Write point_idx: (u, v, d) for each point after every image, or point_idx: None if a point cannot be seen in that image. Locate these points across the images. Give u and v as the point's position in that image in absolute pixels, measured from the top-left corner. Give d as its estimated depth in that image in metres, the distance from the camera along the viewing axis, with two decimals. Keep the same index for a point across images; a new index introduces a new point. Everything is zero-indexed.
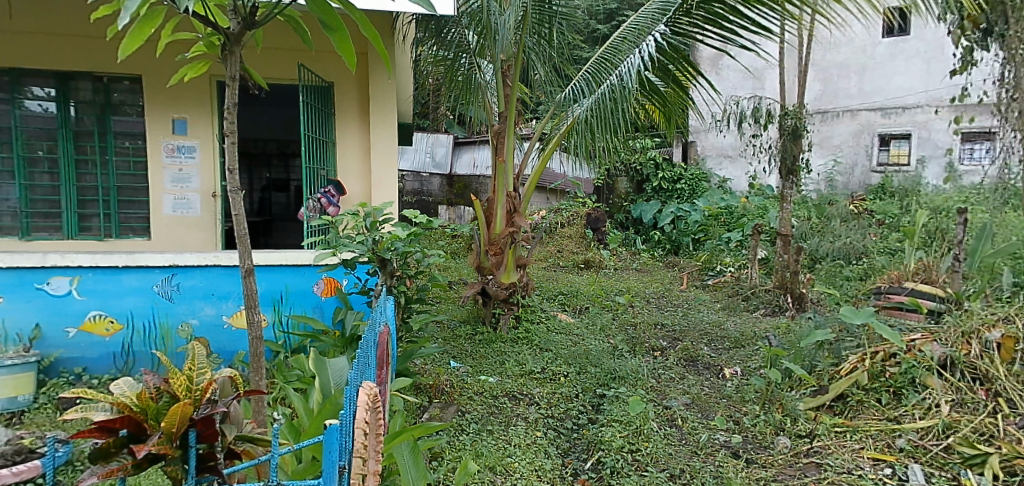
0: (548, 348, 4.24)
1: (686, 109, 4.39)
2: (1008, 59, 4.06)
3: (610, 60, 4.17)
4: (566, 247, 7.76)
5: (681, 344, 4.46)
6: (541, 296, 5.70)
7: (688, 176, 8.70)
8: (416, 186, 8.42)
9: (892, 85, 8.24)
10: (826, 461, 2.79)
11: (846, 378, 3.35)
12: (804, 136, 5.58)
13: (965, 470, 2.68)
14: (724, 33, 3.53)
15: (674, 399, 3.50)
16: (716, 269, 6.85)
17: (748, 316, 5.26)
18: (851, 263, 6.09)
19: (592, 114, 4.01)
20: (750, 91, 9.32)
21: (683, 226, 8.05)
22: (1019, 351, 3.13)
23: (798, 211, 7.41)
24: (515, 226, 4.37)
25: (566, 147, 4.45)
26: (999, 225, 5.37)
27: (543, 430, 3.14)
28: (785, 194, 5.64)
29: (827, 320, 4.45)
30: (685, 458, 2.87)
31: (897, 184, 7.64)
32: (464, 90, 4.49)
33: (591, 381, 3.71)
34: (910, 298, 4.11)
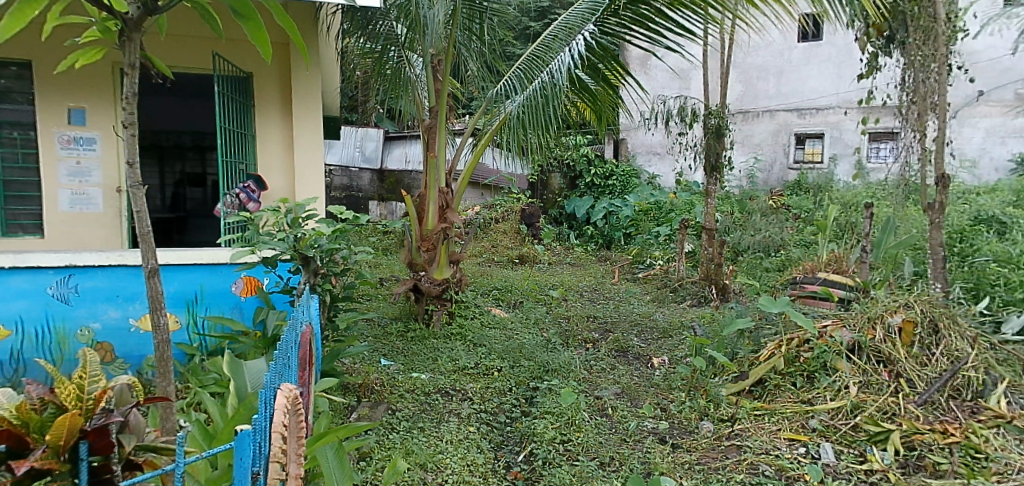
0: (481, 343, 4.24)
1: (616, 107, 4.47)
2: (908, 64, 4.38)
3: (541, 57, 4.22)
4: (501, 242, 7.77)
5: (613, 335, 4.57)
6: (476, 291, 5.70)
7: (619, 172, 8.88)
8: (345, 181, 8.24)
9: (807, 87, 8.73)
10: (746, 443, 2.93)
11: (765, 364, 3.53)
12: (726, 134, 5.82)
13: (870, 447, 2.89)
14: (651, 35, 3.59)
15: (605, 389, 3.59)
16: (646, 262, 7.06)
17: (676, 307, 5.45)
18: (770, 255, 6.41)
19: (524, 111, 4.04)
20: (677, 91, 9.64)
21: (615, 221, 8.25)
22: (917, 335, 3.41)
23: (722, 206, 7.73)
24: (447, 222, 4.34)
25: (497, 143, 4.51)
26: (902, 219, 5.79)
27: (476, 425, 3.14)
28: (710, 190, 5.87)
29: (749, 310, 4.67)
30: (614, 446, 2.94)
31: (812, 181, 8.10)
32: (393, 83, 4.42)
33: (525, 375, 3.74)
34: (824, 288, 4.36)
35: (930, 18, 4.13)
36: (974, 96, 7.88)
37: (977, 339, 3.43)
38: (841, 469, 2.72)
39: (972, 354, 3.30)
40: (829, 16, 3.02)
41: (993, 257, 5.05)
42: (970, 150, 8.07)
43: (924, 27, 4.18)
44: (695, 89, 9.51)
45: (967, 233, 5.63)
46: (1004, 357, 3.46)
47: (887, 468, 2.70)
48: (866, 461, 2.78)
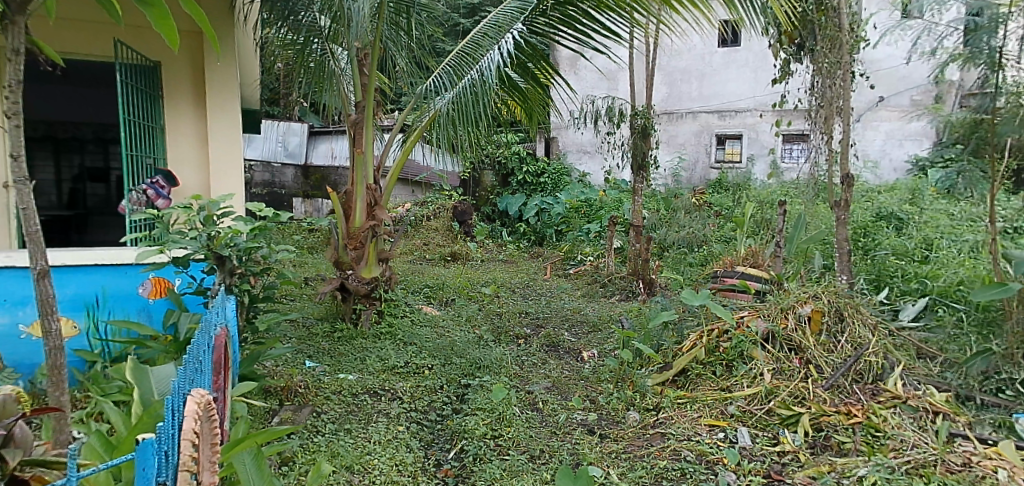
0: (412, 341, 4.19)
1: (545, 106, 4.52)
2: (817, 70, 4.66)
3: (471, 55, 4.23)
4: (432, 240, 7.71)
5: (544, 331, 4.63)
6: (406, 289, 5.64)
7: (551, 170, 9.01)
8: (267, 177, 7.95)
9: (726, 90, 9.12)
10: (668, 431, 3.05)
11: (687, 355, 3.68)
12: (652, 134, 6.00)
13: (782, 429, 3.07)
14: (578, 35, 3.64)
15: (535, 384, 3.64)
16: (577, 259, 7.19)
17: (605, 301, 5.58)
18: (694, 250, 6.67)
19: (454, 108, 4.03)
20: (605, 91, 9.86)
21: (547, 218, 8.36)
22: (825, 323, 3.64)
23: (649, 203, 7.98)
24: (375, 219, 4.27)
25: (428, 139, 4.44)
26: (813, 215, 6.17)
27: (406, 425, 3.10)
28: (637, 188, 6.05)
29: (673, 303, 4.85)
30: (544, 439, 2.98)
31: (732, 179, 8.48)
32: (317, 77, 4.30)
33: (455, 372, 3.73)
34: (742, 281, 4.58)
35: (836, 27, 4.42)
36: (875, 102, 8.49)
37: (877, 326, 3.70)
38: (756, 452, 2.87)
39: (872, 340, 3.56)
40: (744, 23, 3.17)
41: (892, 251, 5.46)
42: (873, 152, 8.68)
43: (831, 36, 4.47)
44: (623, 90, 9.74)
45: (869, 229, 6.05)
46: (901, 342, 3.76)
47: (798, 448, 2.88)
48: (779, 443, 2.95)
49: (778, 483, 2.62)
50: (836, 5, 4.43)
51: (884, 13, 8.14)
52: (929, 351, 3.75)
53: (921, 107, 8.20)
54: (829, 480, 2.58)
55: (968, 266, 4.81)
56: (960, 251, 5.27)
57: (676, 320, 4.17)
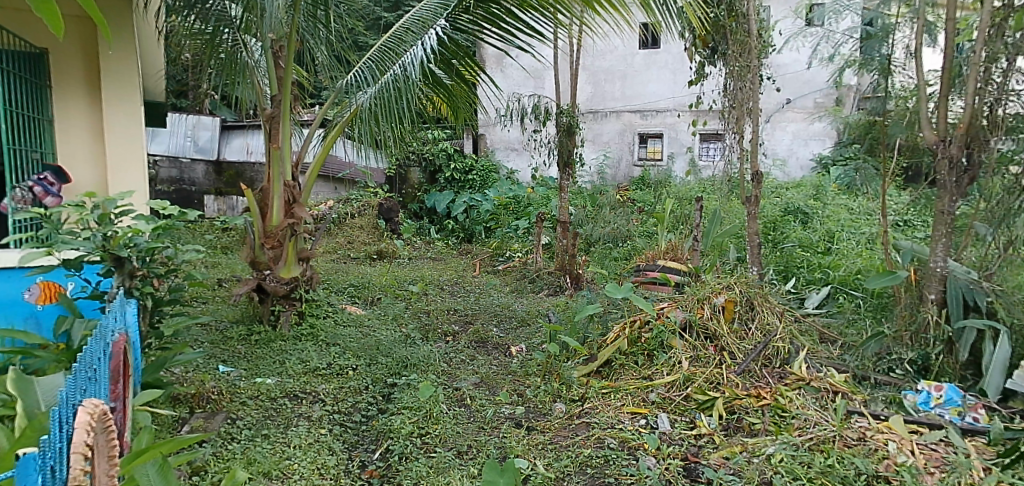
0: (335, 342, 4.09)
1: (471, 103, 4.52)
2: (729, 73, 4.90)
3: (393, 49, 4.16)
4: (356, 238, 7.54)
5: (472, 327, 4.64)
6: (329, 289, 5.49)
7: (479, 167, 9.12)
8: (174, 174, 7.53)
9: (648, 91, 9.44)
10: (593, 420, 3.13)
11: (611, 346, 3.80)
12: (577, 132, 6.13)
13: (699, 413, 3.21)
14: (502, 34, 3.65)
15: (463, 380, 3.64)
16: (506, 255, 7.25)
17: (534, 296, 5.64)
18: (618, 245, 6.86)
19: (376, 103, 3.95)
20: (531, 90, 9.98)
21: (475, 215, 8.36)
22: (737, 312, 3.84)
23: (575, 200, 8.14)
24: (294, 217, 4.14)
25: (349, 134, 4.34)
26: (728, 211, 6.48)
27: (328, 427, 3.03)
28: (564, 184, 6.16)
29: (598, 297, 4.98)
30: (472, 434, 2.99)
31: (654, 176, 8.78)
32: (228, 69, 4.10)
33: (381, 372, 3.68)
34: (663, 273, 4.76)
35: (746, 33, 4.67)
36: (783, 104, 9.02)
37: (784, 313, 3.94)
38: (675, 436, 3.00)
39: (780, 327, 3.79)
40: (662, 27, 3.28)
41: (799, 243, 5.82)
42: (781, 151, 9.22)
43: (741, 41, 4.71)
44: (548, 88, 9.93)
45: (778, 223, 6.43)
46: (805, 328, 4.01)
47: (713, 431, 3.02)
48: (695, 426, 3.09)
49: (694, 465, 2.75)
50: (745, 12, 4.68)
51: (789, 20, 8.65)
52: (831, 336, 4.03)
53: (822, 109, 8.78)
54: (741, 459, 2.72)
55: (864, 256, 5.20)
56: (858, 243, 5.69)
57: (601, 312, 4.30)
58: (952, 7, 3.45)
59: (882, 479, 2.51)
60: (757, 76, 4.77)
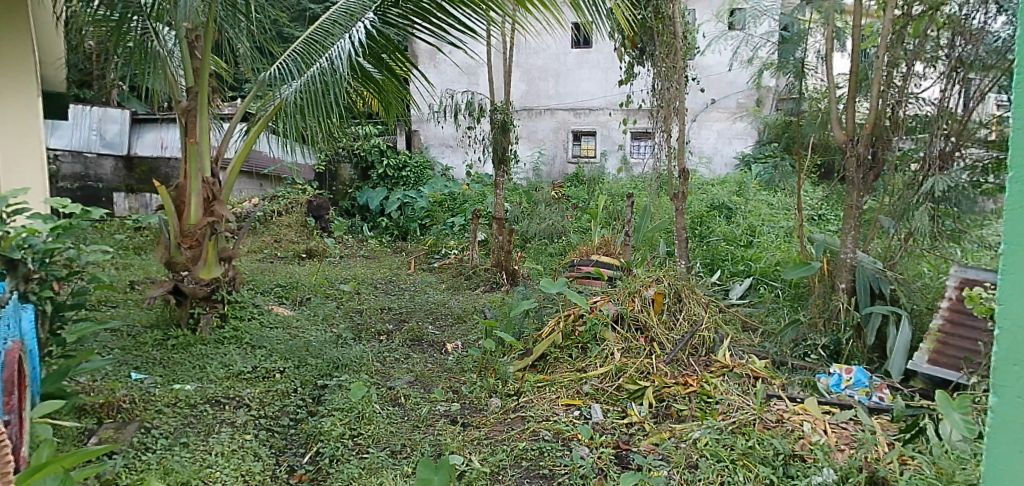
0: (260, 345, 3.94)
1: (402, 99, 4.46)
2: (656, 73, 5.05)
3: (320, 42, 4.04)
4: (284, 236, 7.29)
5: (407, 325, 4.59)
6: (255, 290, 5.29)
7: (413, 163, 9.01)
8: (78, 170, 7.10)
9: (580, 89, 9.61)
10: (529, 414, 3.16)
11: (546, 340, 3.86)
12: (511, 129, 6.18)
13: (630, 403, 3.30)
14: (433, 29, 3.62)
15: (397, 379, 3.60)
16: (441, 252, 7.21)
17: (470, 293, 5.64)
18: (553, 241, 6.95)
19: (302, 97, 3.81)
20: (464, 86, 9.94)
21: (410, 212, 8.28)
22: (666, 304, 3.98)
23: (510, 197, 8.19)
24: (214, 215, 3.96)
25: (273, 129, 4.18)
26: (658, 207, 6.69)
27: (254, 433, 2.92)
28: (499, 181, 6.18)
29: (533, 293, 5.03)
30: (406, 433, 2.96)
31: (587, 174, 8.95)
32: (137, 58, 3.87)
33: (310, 374, 3.58)
34: (596, 268, 4.86)
35: (672, 35, 4.83)
36: (708, 104, 9.37)
37: (709, 304, 4.12)
38: (608, 425, 3.07)
39: (705, 317, 3.94)
40: (592, 28, 3.34)
41: (723, 237, 6.08)
42: (707, 149, 9.62)
43: (667, 43, 4.87)
44: (483, 86, 9.94)
45: (704, 218, 6.69)
46: (729, 317, 4.21)
47: (643, 419, 3.12)
48: (627, 415, 3.18)
49: (626, 452, 2.83)
50: (671, 14, 4.82)
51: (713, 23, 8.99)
52: (752, 324, 4.25)
53: (744, 109, 9.19)
54: (669, 445, 2.81)
55: (783, 248, 5.48)
56: (777, 236, 5.99)
57: (536, 307, 4.36)
58: (858, 14, 3.68)
59: (799, 458, 2.64)
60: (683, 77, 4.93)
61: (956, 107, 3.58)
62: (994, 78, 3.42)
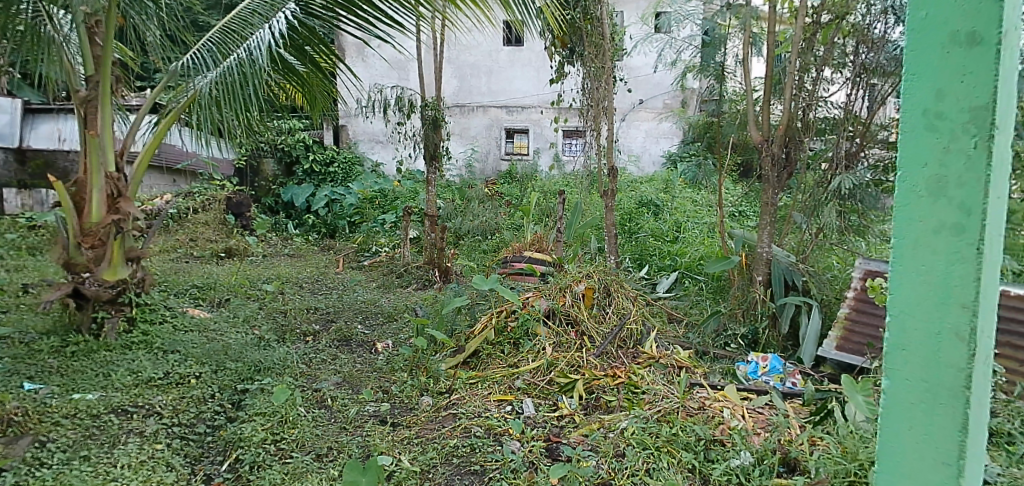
0: (174, 349, 3.74)
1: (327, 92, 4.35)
2: (586, 73, 5.14)
3: (237, 32, 3.86)
4: (202, 235, 6.93)
5: (334, 325, 4.47)
6: (168, 291, 5.01)
7: (341, 159, 8.78)
8: None
9: (513, 87, 9.66)
10: (460, 411, 3.15)
11: (478, 337, 3.87)
12: (442, 125, 6.13)
13: (561, 395, 3.35)
14: (359, 22, 3.53)
15: (324, 381, 3.51)
16: (372, 250, 7.07)
17: (402, 291, 5.57)
18: (487, 238, 6.96)
19: (217, 88, 3.60)
20: (394, 81, 9.79)
21: (338, 209, 8.08)
22: (596, 298, 4.07)
23: (443, 195, 8.15)
24: (119, 213, 3.73)
25: (186, 122, 3.96)
26: (589, 204, 6.82)
27: (165, 442, 2.77)
28: (430, 178, 6.13)
29: (466, 290, 5.02)
30: (332, 436, 2.89)
31: (520, 171, 9.01)
32: (28, 44, 3.56)
33: (229, 378, 3.43)
34: (529, 265, 4.90)
35: (600, 36, 4.94)
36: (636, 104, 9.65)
37: (636, 298, 4.25)
38: (539, 419, 3.10)
39: (633, 310, 4.06)
40: (522, 27, 3.36)
41: (650, 233, 6.28)
42: (636, 148, 9.87)
43: (596, 44, 4.97)
44: (412, 80, 9.74)
45: (633, 214, 6.87)
46: (656, 310, 4.35)
47: (573, 411, 3.17)
48: (558, 408, 3.23)
49: (556, 444, 2.87)
50: (599, 15, 4.92)
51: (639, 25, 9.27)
52: (677, 316, 4.41)
53: (670, 109, 9.53)
54: (598, 436, 2.87)
55: (706, 243, 5.71)
56: (701, 231, 6.23)
57: (469, 304, 4.36)
58: (772, 21, 3.88)
59: (718, 443, 2.76)
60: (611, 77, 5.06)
61: (860, 109, 3.89)
62: (893, 83, 3.75)
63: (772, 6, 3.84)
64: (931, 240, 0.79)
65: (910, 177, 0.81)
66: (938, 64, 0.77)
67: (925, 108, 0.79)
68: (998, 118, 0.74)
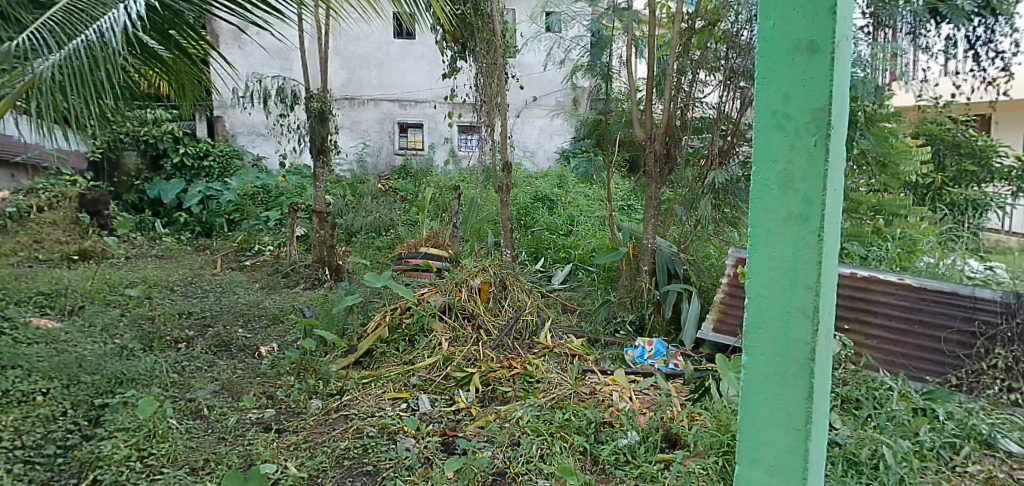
0: (14, 364, 3.32)
1: (194, 78, 4.04)
2: (479, 70, 5.15)
3: (86, 11, 3.17)
4: (52, 235, 6.22)
5: (211, 330, 4.18)
6: (9, 299, 4.45)
7: (216, 152, 8.22)
8: None
9: (405, 81, 9.53)
10: (352, 412, 3.06)
11: (371, 336, 3.78)
12: (330, 118, 5.90)
13: (457, 390, 3.34)
14: (232, 6, 3.28)
15: (199, 389, 3.28)
16: (254, 249, 6.67)
17: (288, 292, 5.31)
18: (381, 234, 6.79)
19: (63, 74, 2.91)
20: (276, 71, 9.30)
21: (215, 207, 7.60)
22: (492, 292, 4.09)
23: (332, 190, 7.88)
24: None
25: (26, 109, 3.52)
26: (485, 199, 6.86)
27: (5, 469, 2.46)
28: (318, 173, 5.89)
29: (358, 288, 4.87)
30: (209, 447, 2.71)
31: (415, 166, 8.88)
32: None
33: (85, 393, 3.09)
34: (424, 261, 4.84)
35: (491, 32, 4.97)
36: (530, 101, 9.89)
37: (531, 290, 4.31)
38: (435, 415, 3.08)
39: (528, 302, 4.11)
40: (410, 18, 3.28)
41: (546, 227, 6.42)
42: (530, 143, 10.03)
43: (487, 40, 4.99)
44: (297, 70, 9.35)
45: (528, 209, 6.99)
46: (550, 301, 4.46)
47: (470, 404, 3.18)
48: (454, 402, 3.22)
49: (452, 438, 2.86)
50: (490, 12, 4.94)
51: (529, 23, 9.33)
52: (571, 306, 4.54)
53: (561, 106, 9.82)
54: (494, 426, 2.90)
55: (597, 236, 5.91)
56: (592, 224, 6.42)
57: (361, 303, 4.24)
58: (653, 25, 4.09)
59: (607, 424, 2.87)
60: (503, 74, 5.11)
61: (731, 111, 4.18)
62: None
63: (652, 10, 4.05)
64: (781, 225, 1.12)
65: (766, 171, 1.13)
66: (789, 69, 1.09)
67: (775, 111, 1.11)
68: (830, 119, 1.06)
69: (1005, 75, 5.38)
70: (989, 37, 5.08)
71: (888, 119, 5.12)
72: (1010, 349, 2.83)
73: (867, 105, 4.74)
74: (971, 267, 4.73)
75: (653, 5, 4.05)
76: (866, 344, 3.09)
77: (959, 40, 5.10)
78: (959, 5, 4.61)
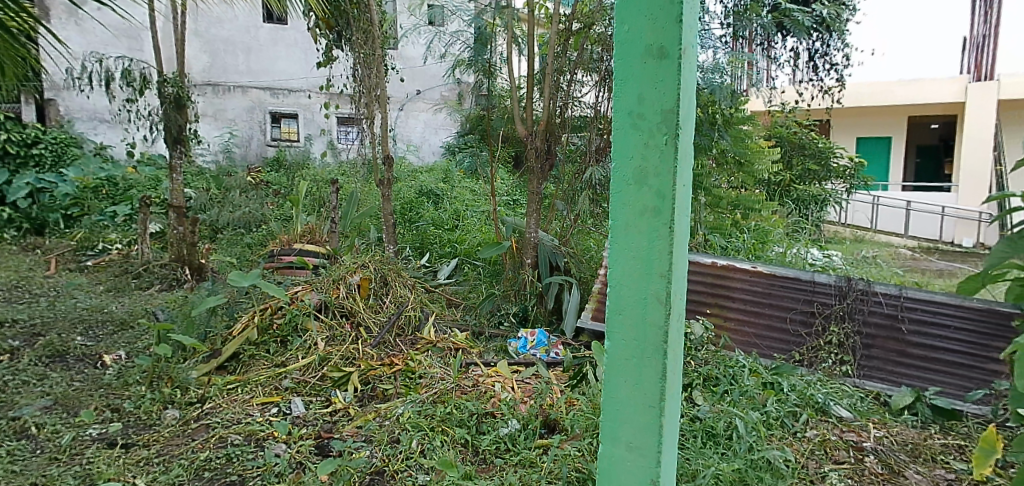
0: None
1: (20, 57, 3.51)
2: (356, 60, 4.94)
3: None
4: None
5: (43, 339, 3.70)
6: None
7: (48, 139, 7.27)
8: None
9: (276, 68, 8.99)
10: (214, 420, 2.86)
11: (237, 338, 3.53)
12: (188, 105, 5.42)
13: (334, 390, 3.23)
14: None
15: (26, 406, 2.90)
16: (97, 248, 5.99)
17: (139, 294, 4.83)
18: (251, 231, 6.36)
19: None
20: (123, 51, 8.40)
21: (48, 201, 6.73)
22: (372, 289, 3.98)
23: (192, 183, 7.26)
24: None
25: None
26: (366, 193, 6.65)
27: None
28: (174, 164, 5.37)
29: (223, 288, 4.52)
30: (37, 470, 2.40)
31: (290, 158, 8.42)
32: None
33: None
34: (299, 258, 4.63)
35: (367, 22, 4.82)
36: (413, 94, 9.75)
37: (414, 286, 4.24)
38: (309, 417, 2.95)
39: (410, 298, 4.01)
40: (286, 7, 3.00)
41: (430, 222, 6.35)
42: (414, 138, 9.89)
43: (364, 29, 4.82)
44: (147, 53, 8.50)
45: (413, 204, 6.88)
46: (434, 296, 4.42)
47: (347, 404, 3.08)
48: (330, 403, 3.11)
49: (327, 440, 2.75)
50: (365, 1, 4.80)
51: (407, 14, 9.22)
52: (456, 300, 4.52)
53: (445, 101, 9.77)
54: (373, 426, 2.83)
55: (483, 230, 5.93)
56: (478, 219, 6.42)
57: (226, 304, 3.92)
58: (532, 23, 4.17)
59: (489, 415, 2.89)
60: (382, 65, 4.94)
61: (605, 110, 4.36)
62: None
63: (530, 10, 4.13)
64: (638, 218, 1.30)
65: (624, 167, 1.31)
66: (644, 73, 1.26)
67: (631, 112, 1.28)
68: (678, 120, 1.25)
69: (839, 85, 6.09)
70: (825, 51, 5.79)
71: (743, 122, 5.49)
72: (842, 326, 3.15)
73: (724, 108, 5.15)
74: (812, 255, 5.30)
75: (530, 4, 4.13)
76: (724, 326, 3.39)
77: (802, 52, 5.80)
78: (799, 20, 5.34)
